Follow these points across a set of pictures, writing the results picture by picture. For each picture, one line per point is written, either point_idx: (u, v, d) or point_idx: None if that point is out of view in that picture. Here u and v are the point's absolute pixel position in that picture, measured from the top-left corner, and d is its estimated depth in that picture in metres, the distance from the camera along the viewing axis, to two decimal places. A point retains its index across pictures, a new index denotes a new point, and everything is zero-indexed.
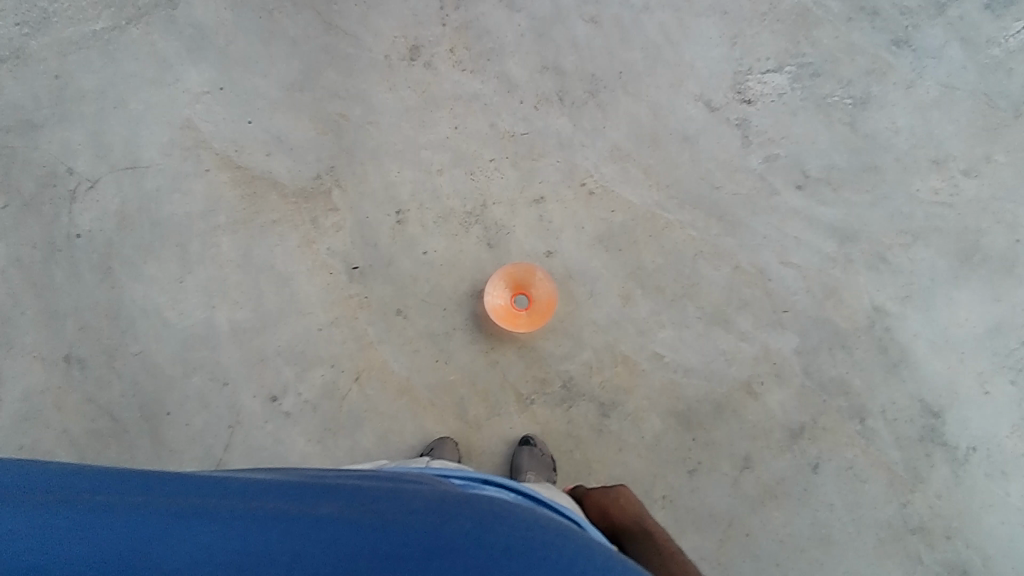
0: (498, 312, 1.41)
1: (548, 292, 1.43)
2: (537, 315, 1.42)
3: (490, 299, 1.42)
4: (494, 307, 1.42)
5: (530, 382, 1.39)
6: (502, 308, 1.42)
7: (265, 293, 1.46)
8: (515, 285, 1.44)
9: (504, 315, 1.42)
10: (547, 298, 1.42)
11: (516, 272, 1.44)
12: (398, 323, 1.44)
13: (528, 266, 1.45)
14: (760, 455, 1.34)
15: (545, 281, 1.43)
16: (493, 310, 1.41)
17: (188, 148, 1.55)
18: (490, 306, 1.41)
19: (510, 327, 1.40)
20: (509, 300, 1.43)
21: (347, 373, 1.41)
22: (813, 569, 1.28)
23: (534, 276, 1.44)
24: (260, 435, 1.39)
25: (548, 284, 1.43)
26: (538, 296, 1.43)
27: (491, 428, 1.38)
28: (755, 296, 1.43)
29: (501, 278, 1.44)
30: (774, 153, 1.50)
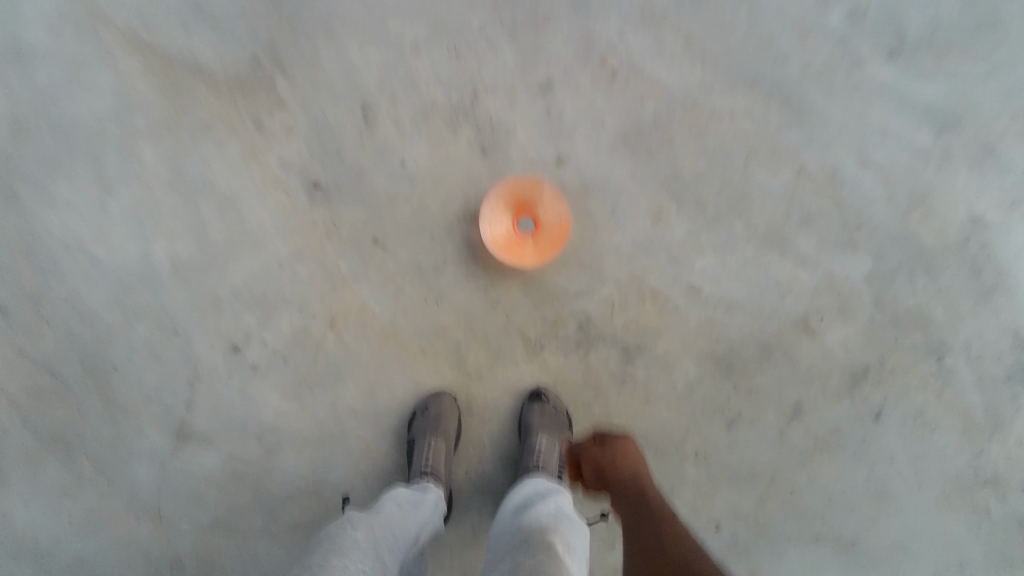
0: (497, 243, 1.13)
1: (560, 215, 1.13)
2: (546, 245, 1.13)
3: (488, 223, 1.12)
4: (492, 236, 1.13)
5: (539, 325, 1.15)
6: (505, 234, 1.13)
7: (209, 221, 1.19)
8: (518, 205, 1.14)
9: (507, 244, 1.13)
10: (558, 222, 1.13)
11: (519, 188, 1.14)
12: (376, 255, 1.17)
13: (535, 179, 1.14)
14: (813, 403, 1.13)
15: (557, 199, 1.13)
16: (494, 238, 1.12)
17: (78, 24, 1.16)
18: (488, 233, 1.12)
19: (513, 260, 1.12)
20: (512, 224, 1.14)
21: (320, 318, 1.18)
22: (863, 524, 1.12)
23: (541, 194, 1.13)
24: (225, 392, 1.17)
25: (560, 204, 1.13)
26: (546, 219, 1.13)
27: (495, 381, 1.14)
28: (821, 208, 1.14)
29: (500, 195, 1.14)
30: (863, 6, 1.10)
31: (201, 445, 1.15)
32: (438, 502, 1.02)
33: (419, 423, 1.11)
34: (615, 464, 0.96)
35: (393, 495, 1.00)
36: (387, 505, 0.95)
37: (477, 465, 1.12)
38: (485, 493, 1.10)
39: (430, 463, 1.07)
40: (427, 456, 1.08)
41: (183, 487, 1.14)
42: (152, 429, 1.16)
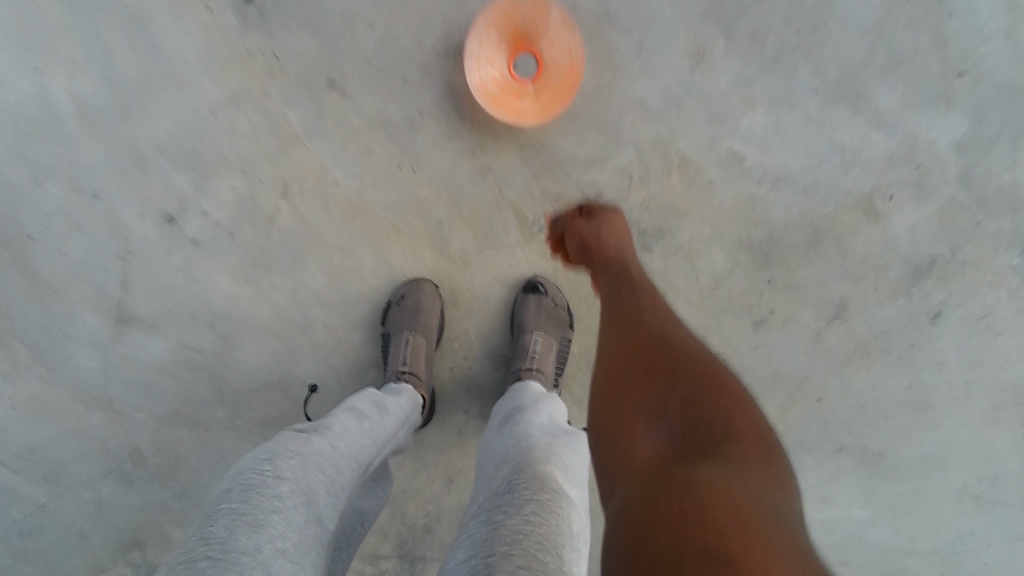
0: (487, 90, 0.89)
1: (569, 51, 0.88)
2: (552, 95, 0.89)
3: (477, 66, 0.87)
4: (481, 82, 0.88)
5: (538, 200, 0.94)
6: (498, 81, 0.89)
7: (119, 53, 0.93)
8: (515, 37, 0.87)
9: (502, 94, 0.89)
10: (566, 61, 0.88)
11: (518, 15, 0.86)
12: (334, 102, 0.94)
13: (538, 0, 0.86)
14: (860, 300, 0.94)
15: (566, 28, 0.87)
16: (486, 86, 0.88)
17: None
18: (478, 79, 0.88)
19: (511, 115, 0.89)
20: (507, 66, 0.89)
21: (270, 186, 0.96)
22: (897, 439, 0.96)
23: (545, 25, 0.86)
24: (164, 271, 0.98)
25: (570, 35, 0.87)
26: (551, 58, 0.88)
27: (483, 266, 0.96)
28: (918, 48, 0.88)
29: (491, 24, 0.87)
30: None
31: (146, 330, 1.00)
32: (406, 418, 0.82)
33: (395, 315, 0.94)
34: (599, 241, 0.84)
35: (348, 403, 0.75)
36: (339, 416, 0.69)
37: (463, 363, 0.98)
38: (470, 392, 0.98)
39: (408, 360, 0.91)
40: (405, 353, 0.92)
41: (130, 374, 1.00)
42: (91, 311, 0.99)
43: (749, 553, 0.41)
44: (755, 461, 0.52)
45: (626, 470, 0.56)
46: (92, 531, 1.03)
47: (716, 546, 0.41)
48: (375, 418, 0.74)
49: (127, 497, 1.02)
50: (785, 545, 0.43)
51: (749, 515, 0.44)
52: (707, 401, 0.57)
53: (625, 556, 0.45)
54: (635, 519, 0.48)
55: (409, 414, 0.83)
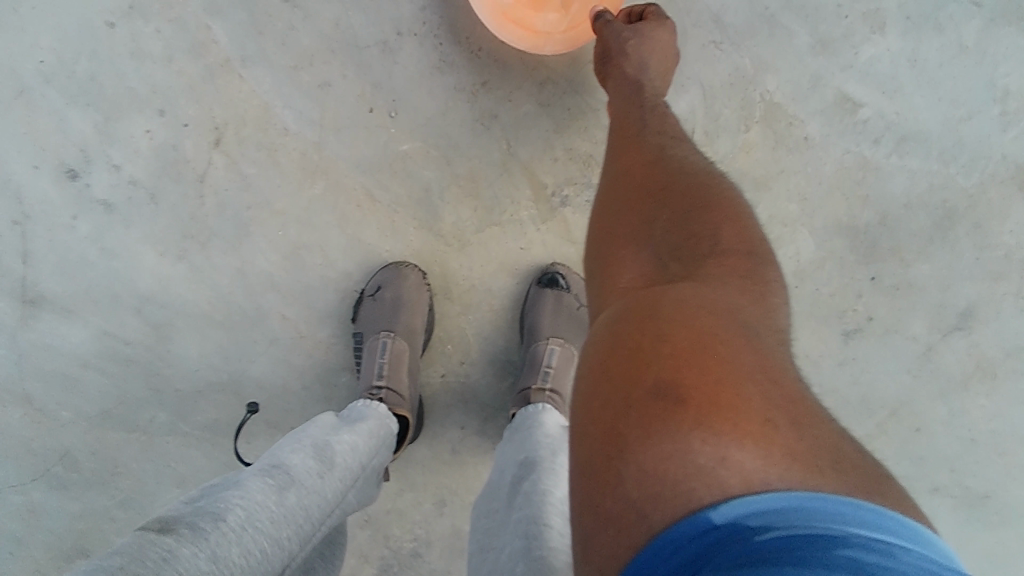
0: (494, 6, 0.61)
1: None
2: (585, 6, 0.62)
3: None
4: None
5: (561, 158, 0.70)
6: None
7: None
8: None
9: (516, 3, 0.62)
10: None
11: None
12: (277, 13, 0.67)
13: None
14: (994, 308, 0.70)
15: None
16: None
17: None
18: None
19: (527, 33, 0.62)
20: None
21: (200, 131, 0.71)
22: (1011, 480, 0.75)
23: None
24: (73, 240, 0.75)
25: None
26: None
27: (486, 247, 0.72)
28: None
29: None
30: None
31: (61, 314, 0.78)
32: (365, 468, 0.60)
33: (370, 312, 0.72)
34: (623, 51, 0.56)
35: (274, 457, 0.53)
36: (247, 486, 0.49)
37: (458, 370, 0.77)
38: (467, 405, 0.78)
39: (386, 371, 0.70)
40: (382, 362, 0.70)
41: (50, 366, 0.81)
42: None
43: (714, 386, 0.32)
44: (746, 273, 0.40)
45: (595, 291, 0.45)
46: (27, 538, 0.87)
47: (672, 378, 0.32)
48: (308, 481, 0.52)
49: (63, 503, 0.86)
50: (761, 368, 0.34)
51: (722, 342, 0.34)
52: (698, 210, 0.43)
53: (577, 397, 0.37)
54: (589, 358, 0.38)
55: (369, 461, 0.60)
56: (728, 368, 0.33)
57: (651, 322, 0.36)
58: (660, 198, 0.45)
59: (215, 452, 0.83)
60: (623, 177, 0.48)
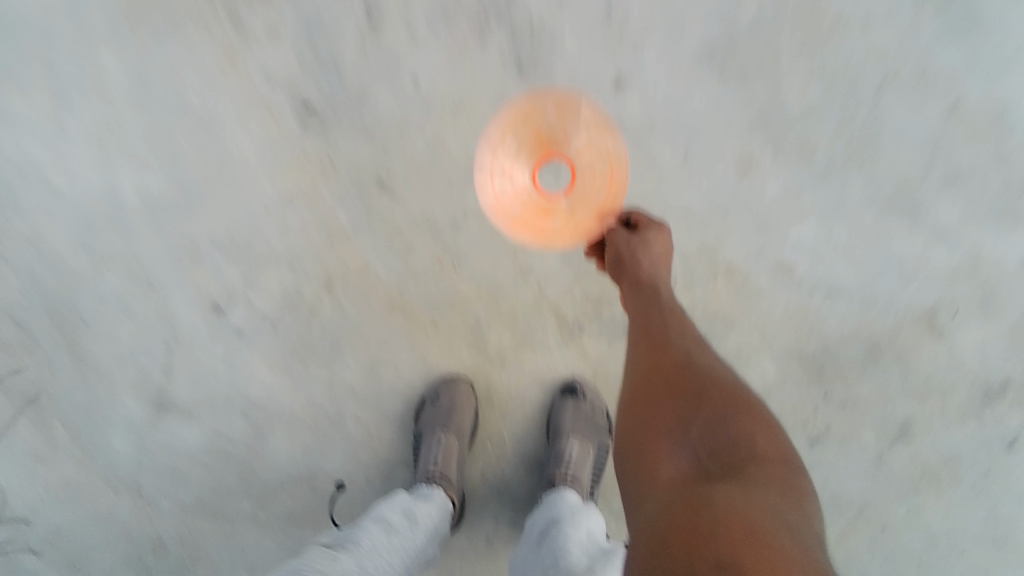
0: (512, 206, 0.81)
1: (608, 152, 0.82)
2: (587, 210, 0.80)
3: (493, 179, 0.81)
4: (508, 196, 0.80)
5: (580, 301, 0.91)
6: (522, 198, 0.79)
7: (182, 151, 0.97)
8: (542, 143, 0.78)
9: (526, 213, 0.80)
10: (603, 171, 0.80)
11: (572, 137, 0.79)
12: (380, 204, 0.95)
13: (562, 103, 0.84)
14: (926, 423, 0.92)
15: (601, 128, 0.83)
16: (504, 202, 0.81)
17: None
18: (494, 193, 0.82)
19: (536, 235, 0.83)
20: (533, 179, 0.78)
21: (315, 278, 0.97)
22: (968, 566, 0.97)
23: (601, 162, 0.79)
24: (206, 357, 1.00)
25: (606, 137, 0.83)
26: (586, 162, 0.78)
27: (520, 366, 0.94)
28: (977, 163, 0.87)
29: (513, 129, 0.82)
30: None
31: (185, 417, 1.00)
32: (438, 526, 0.82)
33: (428, 415, 0.92)
34: (633, 256, 0.76)
35: (378, 514, 0.77)
36: (366, 531, 0.72)
37: (496, 466, 0.96)
38: (501, 496, 0.96)
39: (440, 461, 0.90)
40: (436, 453, 0.90)
41: (165, 460, 1.01)
42: (130, 398, 1.01)
43: (765, 565, 0.43)
44: (780, 478, 0.54)
45: (640, 483, 0.58)
46: None
47: (727, 555, 0.44)
48: (403, 530, 0.75)
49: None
50: (798, 556, 0.45)
51: (762, 531, 0.46)
52: (726, 423, 0.59)
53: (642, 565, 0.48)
54: (650, 536, 0.50)
55: (440, 523, 0.82)
56: (777, 553, 0.44)
57: (705, 508, 0.49)
58: (695, 408, 0.61)
59: (297, 527, 1.03)
60: (665, 389, 0.64)
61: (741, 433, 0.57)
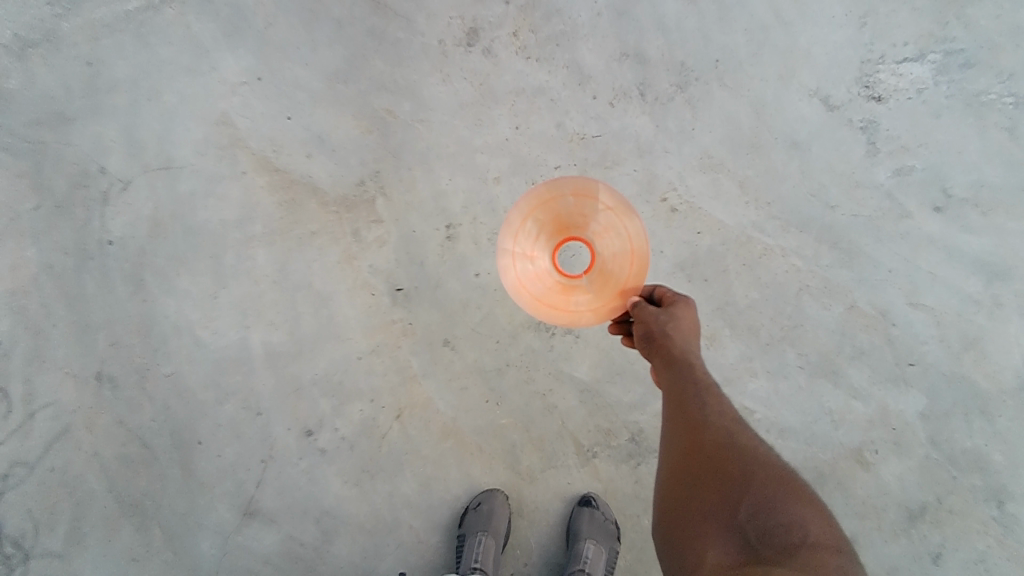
0: (534, 288, 0.83)
1: (629, 237, 0.81)
2: (609, 290, 0.83)
3: (512, 261, 0.83)
4: (529, 278, 0.83)
5: (593, 433, 1.21)
6: (543, 278, 0.83)
7: (302, 315, 1.33)
8: (561, 225, 0.82)
9: (549, 293, 0.83)
10: (629, 253, 0.81)
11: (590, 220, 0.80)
12: (445, 355, 1.27)
13: (583, 186, 0.80)
14: (869, 538, 1.18)
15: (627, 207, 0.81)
16: (525, 283, 0.83)
17: (223, 147, 1.43)
18: (514, 276, 0.83)
19: (562, 318, 0.83)
20: (554, 259, 0.83)
21: (388, 410, 1.26)
22: None
23: (623, 244, 0.81)
24: (293, 473, 1.26)
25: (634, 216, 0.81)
26: (607, 246, 0.81)
27: (546, 483, 1.21)
28: (873, 344, 1.22)
29: (529, 211, 0.81)
30: (907, 165, 1.25)
31: (267, 522, 1.25)
32: None
33: (471, 518, 1.16)
34: (665, 333, 0.89)
35: None
36: None
37: (523, 564, 1.20)
38: None
39: (480, 558, 1.11)
40: (477, 552, 1.12)
41: (241, 562, 1.25)
42: (224, 503, 1.27)
43: None
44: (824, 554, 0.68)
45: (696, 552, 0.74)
46: None
47: None
48: None
49: None
50: None
51: None
52: (775, 502, 0.73)
53: None
54: None
55: None
56: None
57: None
58: (745, 488, 0.75)
59: None
60: (712, 468, 0.79)
61: (785, 505, 0.72)
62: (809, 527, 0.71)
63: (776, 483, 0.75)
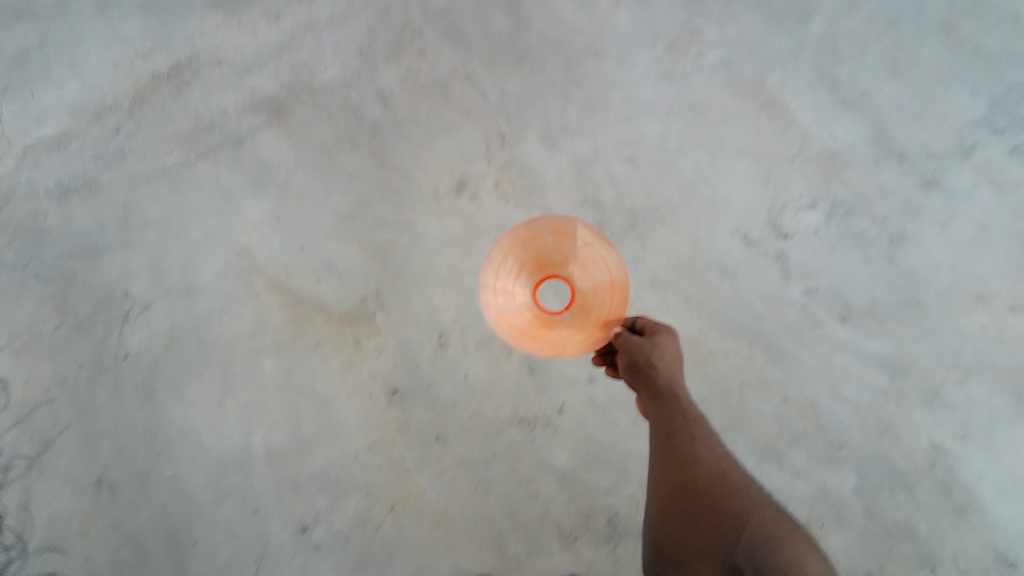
0: (520, 319, 1.03)
1: (609, 270, 1.02)
2: (586, 321, 1.04)
3: (495, 296, 1.02)
4: (515, 311, 1.03)
5: (573, 517, 1.41)
6: (524, 312, 1.03)
7: (304, 417, 1.50)
8: (539, 264, 1.04)
9: (530, 324, 1.03)
10: (602, 286, 1.02)
11: (563, 258, 1.03)
12: (437, 450, 1.45)
13: (560, 228, 1.02)
14: None
15: (600, 245, 1.03)
16: (508, 315, 1.03)
17: (241, 273, 1.63)
18: (497, 310, 1.03)
19: (545, 348, 1.03)
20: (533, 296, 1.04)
21: (381, 503, 1.44)
22: None
23: (600, 278, 1.02)
24: (289, 567, 1.44)
25: (606, 251, 1.03)
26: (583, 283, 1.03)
27: (532, 566, 1.40)
28: (807, 430, 1.48)
29: (511, 249, 1.02)
30: (815, 286, 1.55)
31: None
32: None
33: None
34: (651, 362, 1.06)
35: None
36: None
37: None
38: None
39: None
40: None
41: None
42: None
43: None
44: None
45: None
46: None
47: None
48: None
49: None
50: None
51: None
52: (772, 544, 0.88)
53: None
54: None
55: None
56: None
57: None
58: (743, 528, 0.90)
59: None
60: (708, 505, 0.92)
61: (782, 546, 0.88)
62: (805, 567, 0.86)
63: (771, 525, 0.90)
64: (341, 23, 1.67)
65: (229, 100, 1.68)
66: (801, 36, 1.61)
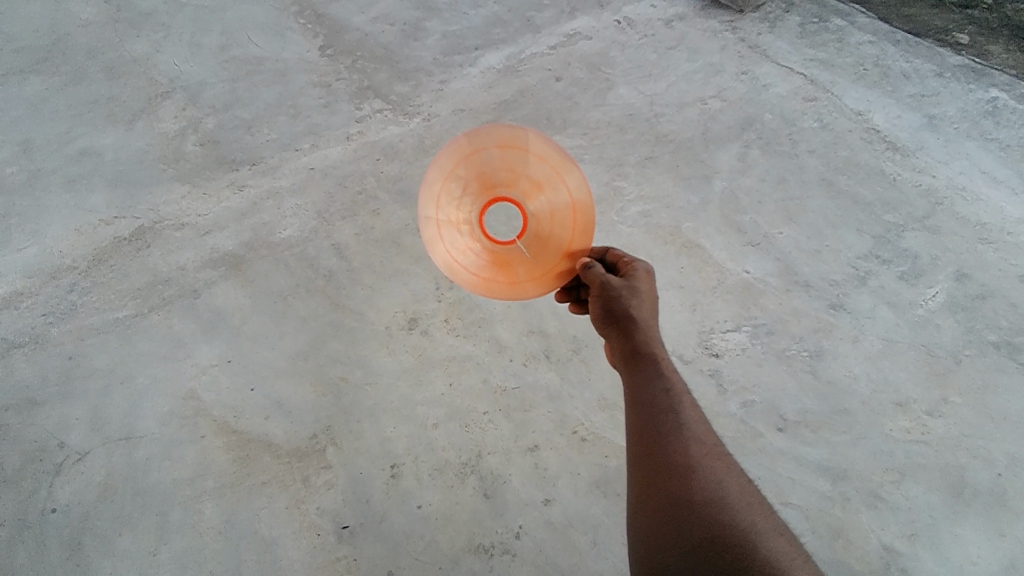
0: (471, 254, 1.13)
1: (563, 190, 1.10)
2: (542, 250, 1.13)
3: (440, 223, 1.11)
4: (464, 246, 1.13)
5: None
6: (471, 241, 1.13)
7: (244, 562, 1.48)
8: (484, 183, 1.11)
9: (479, 253, 1.13)
10: (556, 207, 1.11)
11: (509, 175, 1.10)
12: None
13: (505, 141, 1.08)
14: None
15: (553, 164, 1.10)
16: (457, 244, 1.13)
17: (186, 417, 1.60)
18: (447, 242, 1.13)
19: (498, 274, 1.13)
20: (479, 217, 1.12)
21: None
22: None
23: (551, 198, 1.11)
24: None
25: (559, 171, 1.10)
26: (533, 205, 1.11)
27: None
28: None
29: (454, 167, 1.09)
30: (750, 399, 1.67)
31: None
32: None
33: None
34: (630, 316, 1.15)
35: None
36: None
37: None
38: None
39: None
40: None
41: None
42: None
43: None
44: None
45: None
46: None
47: None
48: None
49: None
50: None
51: None
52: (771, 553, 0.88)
53: None
54: None
55: None
56: None
57: None
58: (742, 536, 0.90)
59: None
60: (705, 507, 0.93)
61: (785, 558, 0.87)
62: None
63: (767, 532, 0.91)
64: (302, 190, 1.80)
65: (188, 257, 1.74)
66: (706, 191, 1.85)
